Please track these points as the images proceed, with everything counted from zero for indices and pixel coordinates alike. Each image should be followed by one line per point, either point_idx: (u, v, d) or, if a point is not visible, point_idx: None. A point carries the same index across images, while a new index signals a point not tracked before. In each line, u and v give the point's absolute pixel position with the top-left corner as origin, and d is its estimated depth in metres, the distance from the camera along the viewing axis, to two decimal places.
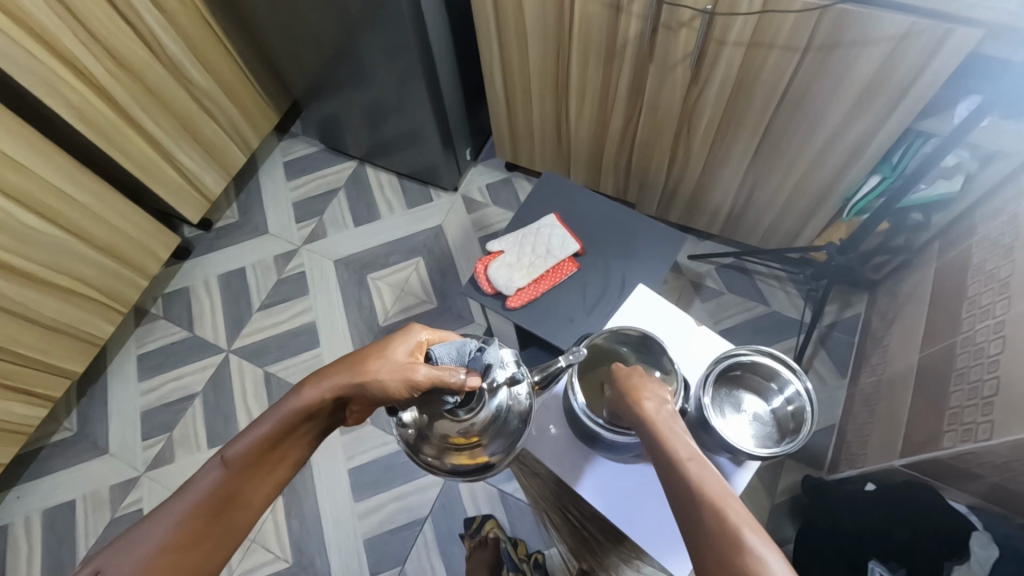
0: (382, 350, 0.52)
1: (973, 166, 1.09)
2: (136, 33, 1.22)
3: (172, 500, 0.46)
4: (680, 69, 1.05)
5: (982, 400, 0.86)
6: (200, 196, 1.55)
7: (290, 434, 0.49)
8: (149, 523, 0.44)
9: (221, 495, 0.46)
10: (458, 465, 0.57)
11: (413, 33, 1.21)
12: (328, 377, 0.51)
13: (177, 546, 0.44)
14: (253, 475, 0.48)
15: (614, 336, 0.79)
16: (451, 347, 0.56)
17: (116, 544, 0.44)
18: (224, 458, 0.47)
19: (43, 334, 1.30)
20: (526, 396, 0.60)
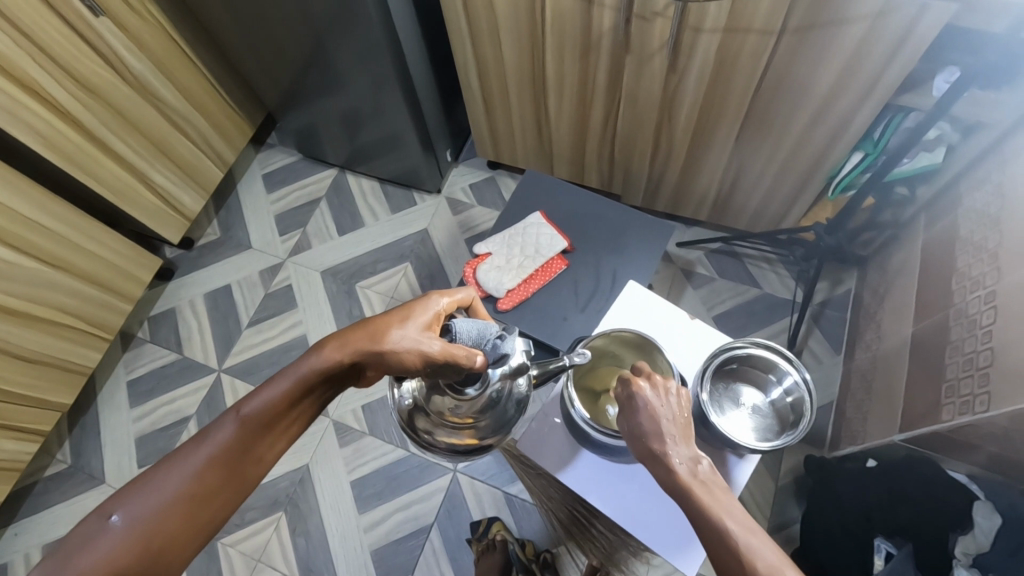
0: (401, 318, 0.55)
1: (954, 137, 1.09)
2: (99, 54, 1.19)
3: (194, 448, 0.50)
4: (657, 59, 1.04)
5: (978, 371, 0.86)
6: (178, 215, 1.52)
7: (305, 394, 0.53)
8: (174, 468, 0.49)
9: (236, 448, 0.51)
10: (449, 445, 0.55)
11: (384, 37, 1.18)
12: (349, 341, 0.53)
13: (198, 492, 0.49)
14: (264, 433, 0.52)
15: (610, 339, 0.80)
16: (470, 326, 0.54)
17: (139, 487, 0.48)
18: (240, 414, 0.51)
19: (28, 368, 1.27)
20: (526, 386, 0.59)
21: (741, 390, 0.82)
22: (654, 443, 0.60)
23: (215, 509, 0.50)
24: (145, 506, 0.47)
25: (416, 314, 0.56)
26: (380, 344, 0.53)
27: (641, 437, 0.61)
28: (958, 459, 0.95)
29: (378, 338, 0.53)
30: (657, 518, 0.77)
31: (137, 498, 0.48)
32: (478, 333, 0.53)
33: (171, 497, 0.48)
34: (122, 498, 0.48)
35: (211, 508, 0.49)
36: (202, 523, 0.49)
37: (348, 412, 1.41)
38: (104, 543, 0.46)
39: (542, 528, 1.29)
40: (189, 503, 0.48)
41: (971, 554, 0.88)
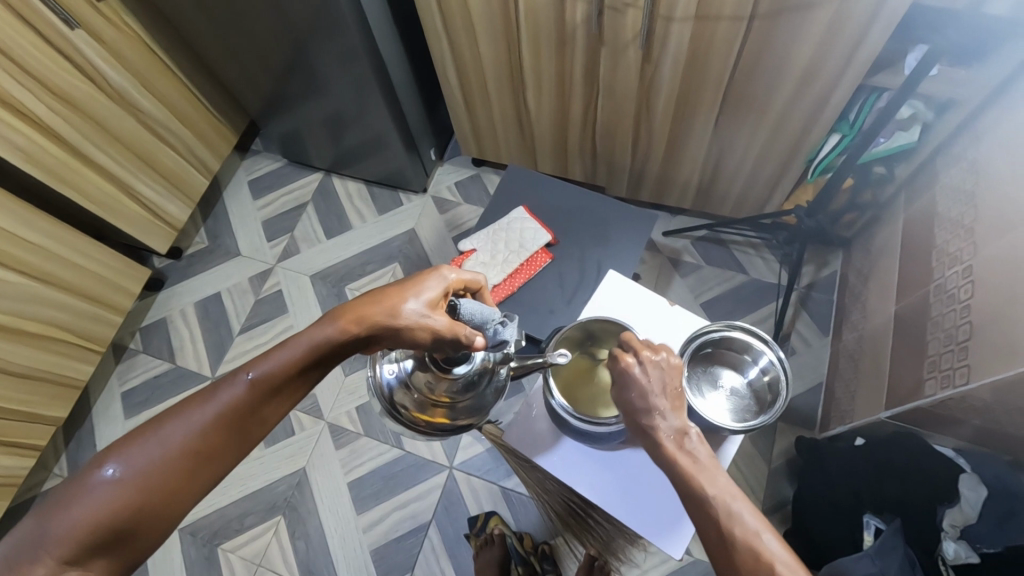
0: (411, 290, 0.56)
1: (929, 116, 1.11)
2: (77, 68, 1.19)
3: (197, 405, 0.51)
4: (632, 50, 1.05)
5: (958, 346, 0.87)
6: (165, 225, 1.52)
7: (314, 362, 0.54)
8: (175, 425, 0.50)
9: (239, 410, 0.51)
10: (421, 420, 0.57)
11: (360, 39, 1.19)
12: (361, 311, 0.54)
13: (192, 453, 0.49)
14: (273, 396, 0.53)
15: (585, 329, 0.79)
16: (479, 308, 0.53)
17: (142, 440, 0.49)
18: (250, 377, 0.52)
19: (20, 383, 1.27)
20: (506, 375, 0.60)
21: (719, 372, 0.83)
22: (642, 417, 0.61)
23: (208, 472, 0.51)
24: (145, 459, 0.48)
25: (426, 285, 0.57)
26: (389, 316, 0.54)
27: (630, 411, 0.62)
28: (945, 432, 0.96)
29: (390, 310, 0.54)
30: (642, 503, 0.80)
31: (137, 450, 0.49)
32: (485, 316, 0.53)
33: (166, 454, 0.49)
34: (121, 449, 0.49)
35: (207, 468, 0.50)
36: (195, 484, 0.50)
37: (343, 414, 1.42)
38: (96, 495, 0.47)
39: (539, 520, 1.30)
40: (183, 463, 0.49)
41: (958, 525, 0.93)
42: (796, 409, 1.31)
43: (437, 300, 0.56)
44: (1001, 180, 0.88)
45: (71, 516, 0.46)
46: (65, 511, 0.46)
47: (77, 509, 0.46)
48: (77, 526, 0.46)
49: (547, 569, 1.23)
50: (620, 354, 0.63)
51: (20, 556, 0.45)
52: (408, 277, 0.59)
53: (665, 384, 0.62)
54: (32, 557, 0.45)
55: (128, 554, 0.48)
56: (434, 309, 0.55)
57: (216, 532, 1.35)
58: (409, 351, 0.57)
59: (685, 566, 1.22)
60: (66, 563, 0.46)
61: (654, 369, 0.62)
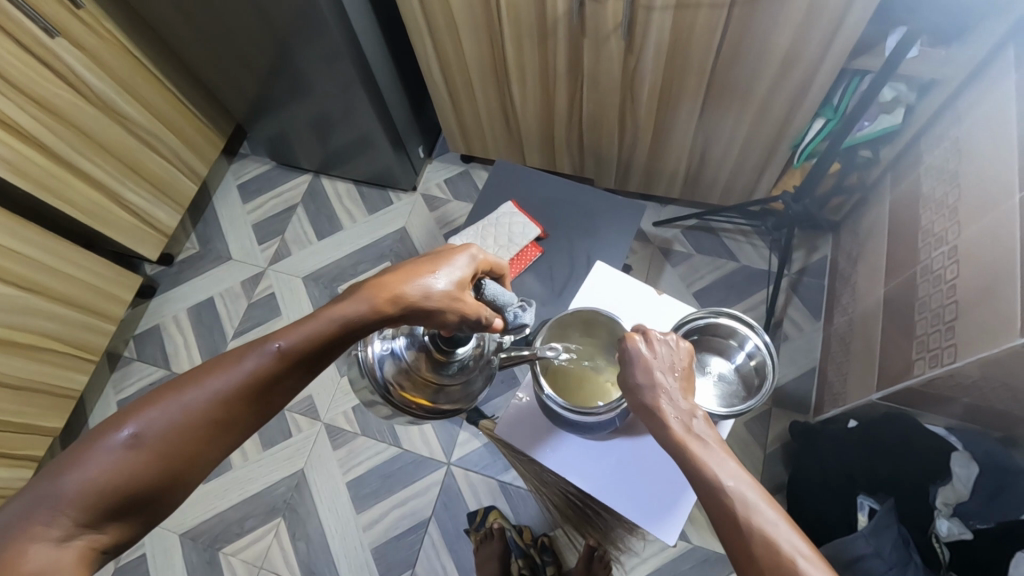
0: (442, 267, 0.53)
1: (911, 97, 1.11)
2: (59, 76, 1.19)
3: (219, 370, 0.48)
4: (614, 41, 1.05)
5: (945, 325, 0.88)
6: (154, 232, 1.52)
7: (344, 339, 0.50)
8: (195, 391, 0.47)
9: (263, 382, 0.48)
10: (404, 400, 0.57)
11: (343, 38, 1.18)
12: (397, 289, 0.50)
13: (212, 423, 0.47)
14: (299, 368, 0.49)
15: (565, 320, 0.78)
16: (501, 291, 0.56)
17: (159, 404, 0.46)
18: (276, 349, 0.48)
19: (14, 395, 1.27)
20: (495, 363, 0.62)
21: (706, 359, 0.84)
22: (647, 396, 0.62)
23: (225, 441, 0.48)
24: (162, 425, 0.46)
25: (456, 262, 0.54)
26: (427, 297, 0.51)
27: (634, 391, 0.63)
28: (935, 411, 0.97)
29: (428, 291, 0.51)
30: (636, 491, 0.81)
31: (154, 415, 0.46)
32: (506, 300, 0.56)
33: (185, 422, 0.46)
34: (137, 411, 0.46)
35: (225, 438, 0.48)
36: (213, 453, 0.48)
37: (339, 414, 1.42)
38: (109, 458, 0.44)
39: (538, 513, 1.31)
40: (201, 431, 0.47)
41: (951, 503, 0.95)
42: (789, 393, 1.32)
43: (468, 279, 0.54)
44: (984, 159, 0.88)
45: (82, 477, 0.44)
46: (72, 470, 0.44)
47: (87, 470, 0.44)
48: (87, 489, 0.43)
49: (548, 561, 1.24)
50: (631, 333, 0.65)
51: (25, 516, 0.42)
52: (431, 251, 0.56)
53: (674, 364, 0.64)
54: (39, 519, 0.43)
55: (139, 518, 0.46)
56: (465, 292, 0.53)
57: (217, 536, 1.35)
58: (407, 329, 0.57)
59: (684, 553, 1.23)
60: (76, 526, 0.44)
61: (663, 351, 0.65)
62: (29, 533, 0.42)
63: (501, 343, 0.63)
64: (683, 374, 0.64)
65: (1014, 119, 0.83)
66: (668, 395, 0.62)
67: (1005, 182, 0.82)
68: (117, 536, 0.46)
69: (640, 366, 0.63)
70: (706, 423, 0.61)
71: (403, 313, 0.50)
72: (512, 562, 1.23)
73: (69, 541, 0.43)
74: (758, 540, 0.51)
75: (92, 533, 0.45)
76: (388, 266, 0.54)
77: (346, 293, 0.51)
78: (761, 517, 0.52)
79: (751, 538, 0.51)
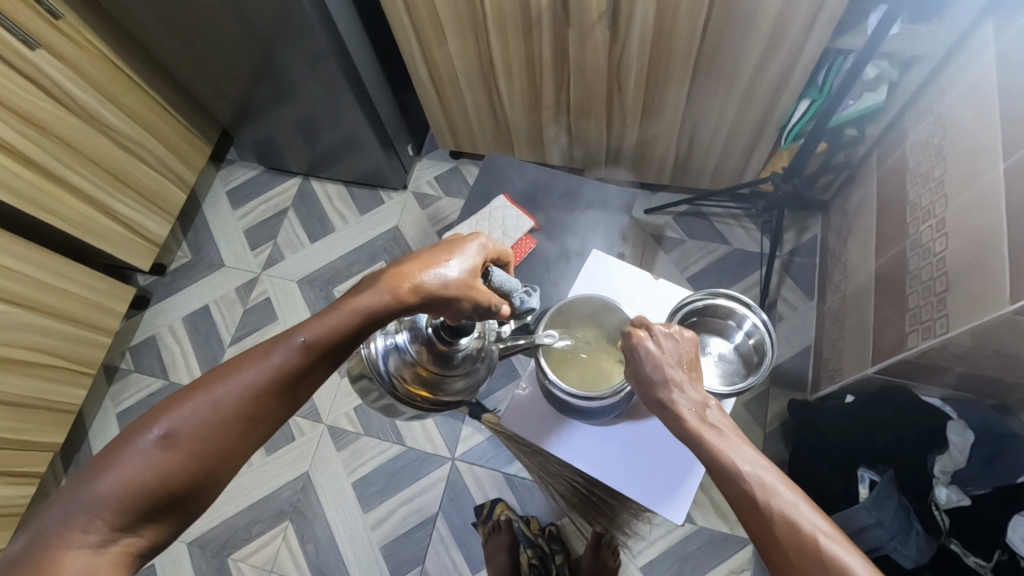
0: (456, 254, 0.53)
1: (893, 74, 1.13)
2: (42, 88, 1.18)
3: (245, 366, 0.49)
4: (598, 30, 1.06)
5: (936, 297, 0.89)
6: (145, 242, 1.51)
7: (365, 331, 0.50)
8: (223, 388, 0.48)
9: (289, 376, 0.49)
10: (408, 393, 0.58)
11: (327, 40, 1.18)
12: (416, 278, 0.50)
13: (241, 419, 0.48)
14: (324, 361, 0.50)
15: (563, 309, 0.77)
16: (508, 278, 0.57)
17: (188, 403, 0.47)
18: (301, 343, 0.49)
19: (13, 412, 1.27)
20: (495, 352, 0.63)
21: (705, 339, 0.84)
22: (659, 390, 0.64)
23: (254, 437, 0.49)
24: (193, 424, 0.46)
25: (469, 249, 0.54)
26: (445, 286, 0.51)
27: (648, 385, 0.65)
28: (929, 382, 0.99)
29: (446, 279, 0.51)
30: (641, 474, 0.83)
31: (183, 414, 0.46)
32: (513, 286, 0.57)
33: (215, 419, 0.47)
34: (166, 411, 0.47)
35: (254, 433, 0.49)
36: (244, 449, 0.49)
37: (341, 416, 1.42)
38: (142, 458, 0.45)
39: (545, 503, 1.32)
40: (231, 428, 0.47)
41: (949, 471, 0.98)
42: (786, 372, 1.33)
43: (481, 265, 0.54)
44: (967, 131, 0.90)
45: (117, 477, 0.44)
46: (106, 473, 0.44)
47: (122, 472, 0.44)
48: (122, 491, 0.44)
49: (556, 549, 1.26)
50: (634, 329, 0.66)
51: (62, 523, 0.43)
52: (441, 239, 0.55)
53: (681, 355, 0.65)
54: (77, 524, 0.43)
55: (174, 519, 0.47)
56: (478, 279, 0.53)
57: (225, 543, 1.35)
58: (408, 323, 0.58)
59: (690, 534, 1.24)
60: (113, 530, 0.44)
61: (668, 343, 0.66)
62: (67, 539, 0.43)
63: (500, 333, 0.64)
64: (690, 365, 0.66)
65: (995, 91, 0.85)
66: (680, 388, 0.64)
67: (989, 152, 0.84)
68: (152, 539, 0.46)
69: (650, 361, 0.65)
70: (720, 411, 0.63)
71: (423, 301, 0.51)
72: (522, 551, 1.23)
73: (106, 545, 0.44)
74: (779, 522, 0.53)
75: (128, 536, 0.45)
76: (403, 255, 0.54)
77: (365, 285, 0.51)
78: (780, 501, 0.54)
79: (772, 522, 0.53)
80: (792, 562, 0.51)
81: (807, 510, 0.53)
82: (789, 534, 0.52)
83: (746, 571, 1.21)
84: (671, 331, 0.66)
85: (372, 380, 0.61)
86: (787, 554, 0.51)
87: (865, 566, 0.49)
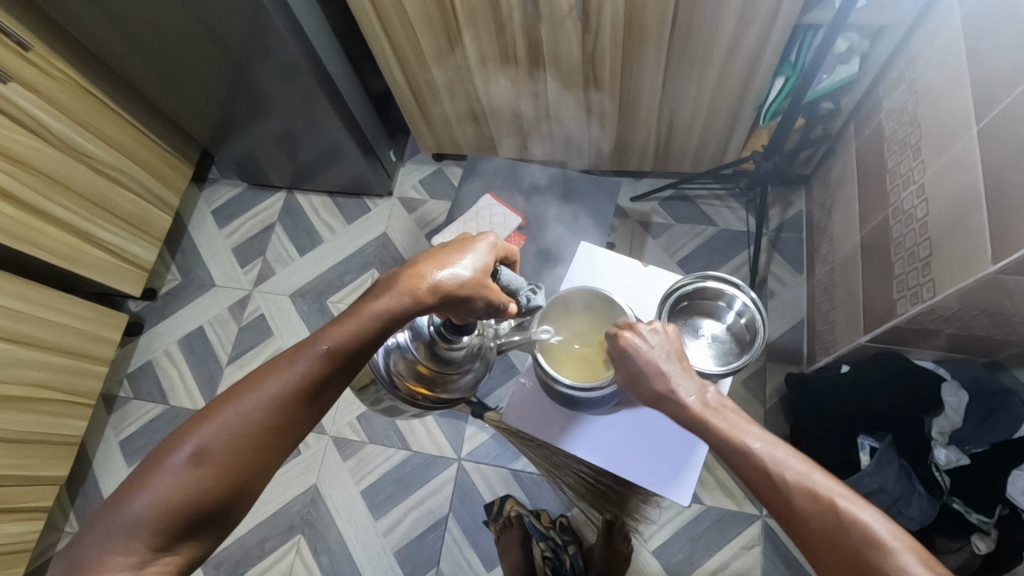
0: (468, 253, 0.53)
1: (864, 45, 1.12)
2: (17, 122, 1.16)
3: (271, 376, 0.49)
4: (570, 22, 1.06)
5: (921, 263, 0.91)
6: (132, 267, 1.51)
7: (383, 334, 0.51)
8: (251, 400, 0.48)
9: (316, 383, 0.50)
10: (410, 392, 0.59)
11: (300, 52, 1.18)
12: (432, 278, 0.50)
13: (270, 429, 0.48)
14: (348, 367, 0.51)
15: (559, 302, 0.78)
16: (514, 276, 0.56)
17: (217, 417, 0.48)
18: (325, 349, 0.50)
19: (16, 448, 1.26)
20: (493, 347, 0.63)
21: (697, 322, 0.86)
22: (657, 384, 0.66)
23: (283, 446, 0.50)
24: (223, 438, 0.47)
25: (480, 248, 0.54)
26: (460, 285, 0.51)
27: (643, 381, 0.67)
28: (922, 347, 1.01)
29: (461, 279, 0.51)
30: (643, 460, 0.84)
31: (212, 429, 0.47)
32: (519, 284, 0.57)
33: (245, 432, 0.48)
34: (196, 428, 0.47)
35: (284, 443, 0.49)
36: (273, 459, 0.49)
37: (345, 425, 1.42)
38: (176, 475, 0.46)
39: (554, 495, 1.33)
40: (261, 438, 0.48)
41: (946, 432, 1.00)
42: (781, 348, 1.35)
43: (492, 264, 0.54)
44: (940, 93, 0.91)
45: (153, 496, 0.45)
46: (142, 492, 0.45)
47: (157, 491, 0.45)
48: (158, 510, 0.45)
49: (568, 540, 1.27)
50: (618, 331, 0.68)
51: (99, 548, 0.44)
52: (450, 239, 0.55)
53: (669, 348, 0.68)
54: (115, 547, 0.44)
55: (210, 533, 0.48)
56: (490, 277, 0.53)
57: (239, 562, 1.35)
58: (412, 325, 0.57)
59: (699, 514, 1.26)
60: (151, 551, 0.45)
61: (654, 338, 0.68)
62: (105, 563, 0.43)
63: (498, 330, 0.63)
64: (678, 356, 0.68)
65: (965, 53, 0.86)
66: (677, 380, 0.66)
67: (961, 116, 0.85)
68: (189, 555, 0.47)
69: (642, 359, 0.66)
70: (718, 394, 0.66)
71: (440, 302, 0.51)
72: (535, 545, 1.24)
73: (145, 565, 0.44)
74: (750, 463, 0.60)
75: (166, 555, 0.46)
76: (416, 255, 0.53)
77: (382, 288, 0.51)
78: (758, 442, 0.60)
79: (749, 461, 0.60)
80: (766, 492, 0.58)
81: (820, 477, 0.57)
82: (761, 473, 0.59)
83: (756, 546, 1.23)
84: (653, 327, 0.69)
85: (374, 380, 0.61)
86: (809, 524, 0.55)
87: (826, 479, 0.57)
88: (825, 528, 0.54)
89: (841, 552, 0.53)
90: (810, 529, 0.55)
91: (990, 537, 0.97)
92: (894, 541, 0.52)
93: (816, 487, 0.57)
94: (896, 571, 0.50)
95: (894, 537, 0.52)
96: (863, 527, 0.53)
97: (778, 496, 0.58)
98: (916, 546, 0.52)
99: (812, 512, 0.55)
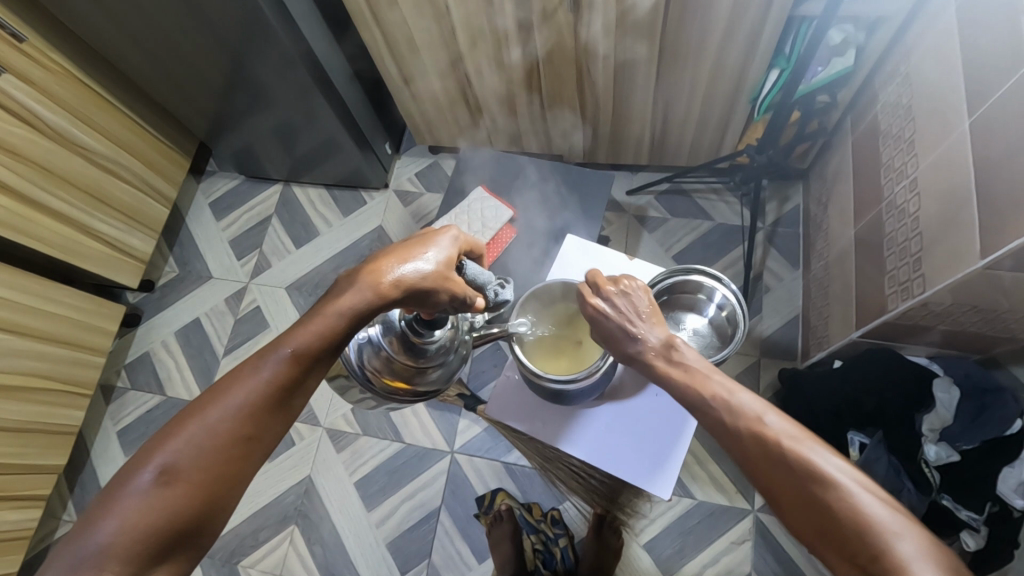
0: (431, 246, 0.53)
1: (860, 37, 1.09)
2: (14, 115, 1.17)
3: (234, 388, 0.50)
4: (562, 14, 1.05)
5: (913, 257, 0.90)
6: (129, 259, 1.52)
7: (347, 333, 0.51)
8: (216, 413, 0.48)
9: (280, 388, 0.50)
10: (387, 388, 0.59)
11: (292, 45, 1.17)
12: (393, 273, 0.50)
13: (237, 440, 0.49)
14: (313, 370, 0.51)
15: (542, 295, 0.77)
16: (481, 271, 0.57)
17: (182, 434, 0.48)
18: (286, 353, 0.50)
19: (14, 438, 1.27)
20: (469, 339, 0.63)
21: (680, 315, 0.85)
22: (628, 344, 0.68)
23: (254, 457, 0.50)
24: (189, 454, 0.47)
25: (442, 241, 0.54)
26: (422, 278, 0.51)
27: (617, 343, 0.68)
28: (915, 343, 1.00)
29: (423, 272, 0.51)
30: (629, 454, 0.83)
31: (178, 446, 0.47)
32: (486, 279, 0.57)
33: (211, 445, 0.48)
34: (160, 447, 0.47)
35: (255, 453, 0.50)
36: (244, 470, 0.49)
37: (339, 417, 1.43)
38: (142, 497, 0.46)
39: (546, 489, 1.33)
40: (230, 450, 0.48)
41: (937, 429, 0.99)
42: (776, 344, 1.34)
43: (455, 256, 0.54)
44: (936, 85, 0.89)
45: (121, 521, 0.45)
46: (110, 518, 0.45)
47: (125, 515, 0.45)
48: (128, 535, 0.45)
49: (559, 533, 1.27)
50: (588, 296, 0.69)
51: None
52: (412, 235, 0.55)
53: (637, 307, 0.68)
54: None
55: (185, 553, 0.48)
56: (453, 270, 0.53)
57: (234, 552, 1.36)
58: (383, 317, 0.58)
59: (691, 509, 1.26)
60: None
61: (622, 300, 0.69)
62: None
63: (474, 323, 0.64)
64: (649, 313, 0.69)
65: (959, 45, 0.84)
66: (643, 338, 0.68)
67: (955, 110, 0.83)
68: None
69: (610, 322, 0.68)
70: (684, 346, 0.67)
71: (402, 296, 0.51)
72: (526, 538, 1.27)
73: None
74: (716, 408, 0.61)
75: None
76: (379, 250, 0.53)
77: (344, 286, 0.51)
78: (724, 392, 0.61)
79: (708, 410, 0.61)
80: (726, 437, 0.59)
81: (773, 417, 0.58)
82: (722, 418, 0.60)
83: (747, 541, 1.23)
84: (621, 288, 0.69)
85: (347, 376, 0.60)
86: (767, 469, 0.56)
87: (782, 422, 0.58)
88: (771, 465, 0.56)
89: (795, 495, 0.54)
90: (769, 477, 0.56)
91: (979, 534, 0.97)
92: (846, 478, 0.53)
93: (766, 428, 0.57)
94: (843, 505, 0.51)
95: (842, 472, 0.53)
96: (812, 463, 0.54)
97: (739, 442, 0.58)
98: (869, 483, 0.53)
99: (758, 455, 0.57)
